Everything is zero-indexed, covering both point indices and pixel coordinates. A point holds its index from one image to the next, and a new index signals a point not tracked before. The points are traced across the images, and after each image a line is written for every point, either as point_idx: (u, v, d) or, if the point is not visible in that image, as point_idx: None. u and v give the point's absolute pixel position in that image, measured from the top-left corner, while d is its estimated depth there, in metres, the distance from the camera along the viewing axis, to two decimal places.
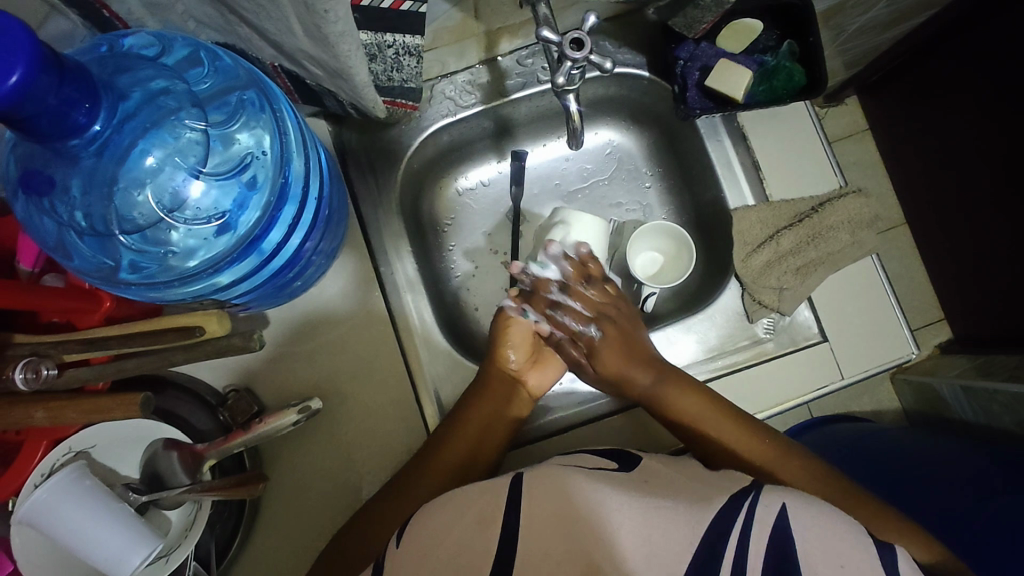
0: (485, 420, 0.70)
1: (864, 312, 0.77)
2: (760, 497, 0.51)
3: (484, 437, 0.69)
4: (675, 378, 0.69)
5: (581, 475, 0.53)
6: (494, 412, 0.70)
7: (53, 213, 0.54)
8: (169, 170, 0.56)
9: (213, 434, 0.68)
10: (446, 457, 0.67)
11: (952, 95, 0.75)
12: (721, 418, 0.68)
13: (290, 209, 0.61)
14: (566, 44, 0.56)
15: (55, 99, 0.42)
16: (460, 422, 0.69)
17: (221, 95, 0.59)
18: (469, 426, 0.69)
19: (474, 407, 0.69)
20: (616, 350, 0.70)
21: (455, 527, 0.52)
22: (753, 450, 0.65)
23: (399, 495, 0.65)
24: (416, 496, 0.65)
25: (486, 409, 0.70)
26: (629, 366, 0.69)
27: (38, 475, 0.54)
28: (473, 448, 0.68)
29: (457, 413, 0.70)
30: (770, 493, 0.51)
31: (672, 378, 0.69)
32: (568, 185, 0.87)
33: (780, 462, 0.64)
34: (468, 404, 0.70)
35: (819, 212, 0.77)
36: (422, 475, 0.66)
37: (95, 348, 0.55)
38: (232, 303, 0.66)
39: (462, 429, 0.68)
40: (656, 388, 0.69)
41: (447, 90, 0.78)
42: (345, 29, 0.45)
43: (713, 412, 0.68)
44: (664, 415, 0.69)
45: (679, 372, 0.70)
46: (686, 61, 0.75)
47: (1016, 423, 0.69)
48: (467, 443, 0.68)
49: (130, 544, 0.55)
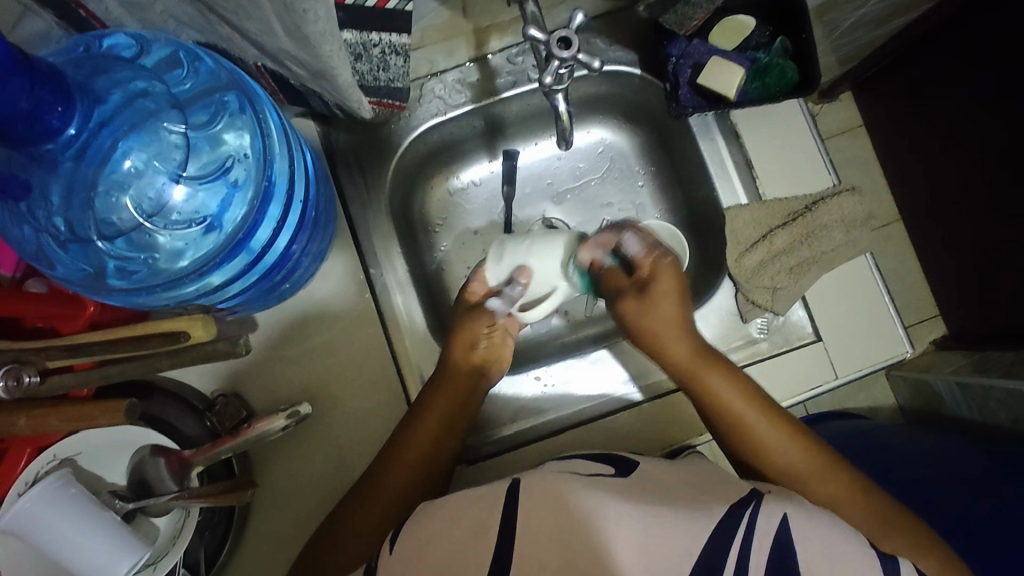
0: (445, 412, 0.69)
1: (858, 311, 0.76)
2: (760, 508, 0.51)
3: (443, 445, 0.68)
4: (713, 362, 0.68)
5: (576, 481, 0.52)
6: (450, 407, 0.70)
7: (32, 219, 0.53)
8: (150, 173, 0.56)
9: (202, 440, 0.66)
10: (395, 473, 0.65)
11: (947, 91, 0.74)
12: (753, 405, 0.65)
13: (275, 209, 0.60)
14: (553, 43, 0.55)
15: (26, 103, 0.41)
16: (423, 410, 0.68)
17: (203, 96, 0.57)
18: (430, 413, 0.68)
19: (435, 397, 0.69)
20: (671, 299, 0.70)
21: (444, 534, 0.51)
22: (777, 440, 0.63)
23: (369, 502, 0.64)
24: (381, 499, 0.64)
25: (444, 402, 0.69)
26: (673, 334, 0.69)
27: (23, 484, 0.53)
28: (434, 444, 0.68)
29: (420, 400, 0.69)
30: (770, 504, 0.52)
31: (712, 358, 0.69)
32: (560, 185, 0.86)
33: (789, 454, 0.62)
34: (428, 396, 0.69)
35: (813, 210, 0.76)
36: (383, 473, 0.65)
37: (79, 354, 0.53)
38: (218, 306, 0.65)
39: (423, 423, 0.68)
40: (691, 361, 0.69)
41: (437, 89, 0.77)
42: (326, 29, 0.44)
43: (748, 399, 0.66)
44: (699, 394, 0.68)
45: (714, 352, 0.69)
46: (679, 58, 0.73)
47: (1012, 420, 0.68)
48: (431, 440, 0.68)
49: (117, 552, 0.54)
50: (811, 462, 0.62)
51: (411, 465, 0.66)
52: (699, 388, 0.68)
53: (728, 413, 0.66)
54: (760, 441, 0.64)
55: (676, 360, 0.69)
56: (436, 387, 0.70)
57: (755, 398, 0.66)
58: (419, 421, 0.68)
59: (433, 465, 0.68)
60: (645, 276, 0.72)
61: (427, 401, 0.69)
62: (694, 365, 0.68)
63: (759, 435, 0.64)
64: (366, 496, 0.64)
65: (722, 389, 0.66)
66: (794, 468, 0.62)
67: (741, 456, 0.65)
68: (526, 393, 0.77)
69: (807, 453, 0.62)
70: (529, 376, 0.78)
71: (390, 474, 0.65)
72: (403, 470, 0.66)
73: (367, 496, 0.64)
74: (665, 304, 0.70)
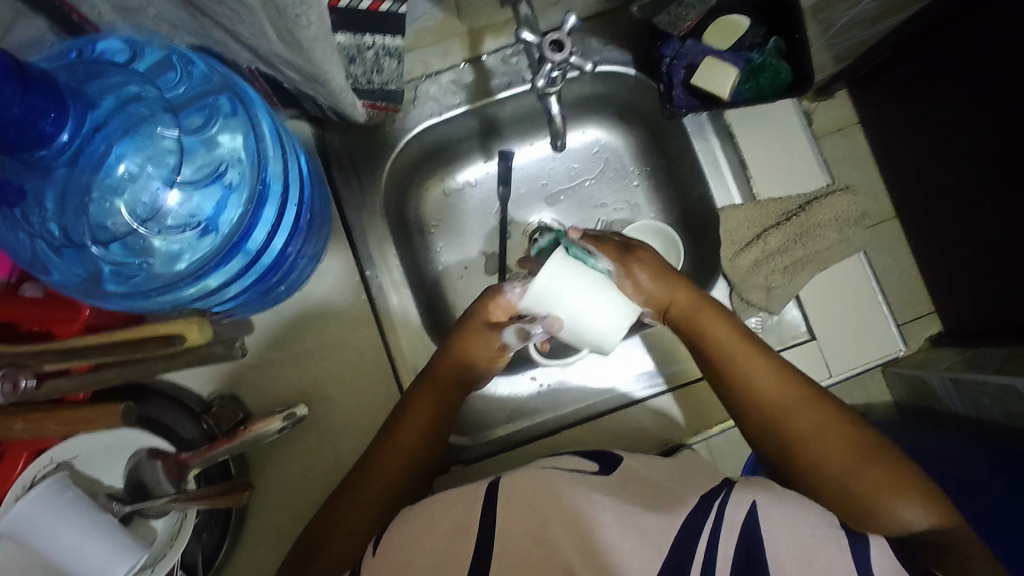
0: (430, 420, 0.67)
1: (853, 310, 0.76)
2: (730, 497, 0.51)
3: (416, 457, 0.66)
4: (705, 305, 0.68)
5: (564, 476, 0.53)
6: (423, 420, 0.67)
7: (26, 225, 0.53)
8: (144, 177, 0.55)
9: (198, 442, 0.67)
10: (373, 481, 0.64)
11: (939, 88, 0.74)
12: (762, 357, 0.64)
13: (270, 210, 0.60)
14: (545, 46, 0.56)
15: (19, 109, 0.41)
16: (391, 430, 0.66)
17: (196, 100, 0.58)
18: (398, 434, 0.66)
19: (405, 413, 0.67)
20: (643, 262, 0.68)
21: (436, 529, 0.51)
22: (786, 394, 0.62)
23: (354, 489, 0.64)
24: (369, 493, 0.64)
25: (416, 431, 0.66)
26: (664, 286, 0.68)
27: (20, 487, 0.53)
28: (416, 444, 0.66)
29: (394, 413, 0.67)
30: (745, 487, 0.53)
31: (710, 308, 0.68)
32: (555, 185, 0.87)
33: (805, 418, 0.61)
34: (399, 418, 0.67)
35: (807, 210, 0.76)
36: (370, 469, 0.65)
37: (75, 357, 0.53)
38: (213, 312, 0.66)
39: (395, 442, 0.66)
40: (688, 309, 0.68)
41: (431, 91, 0.77)
42: (319, 33, 0.44)
43: (749, 348, 0.65)
44: (697, 343, 0.67)
45: (713, 301, 0.69)
46: (672, 58, 0.74)
47: (1006, 417, 0.68)
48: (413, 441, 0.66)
49: (113, 555, 0.55)
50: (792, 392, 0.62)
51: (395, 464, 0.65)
52: (697, 335, 0.67)
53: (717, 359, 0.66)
54: (756, 384, 0.63)
55: (675, 307, 0.68)
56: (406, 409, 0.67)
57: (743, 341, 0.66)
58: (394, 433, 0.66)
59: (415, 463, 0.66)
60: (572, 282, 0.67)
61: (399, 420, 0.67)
62: (691, 310, 0.67)
63: (770, 389, 0.63)
64: (356, 488, 0.64)
65: (714, 330, 0.66)
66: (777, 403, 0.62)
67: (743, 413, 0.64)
68: (523, 392, 0.77)
69: (789, 386, 0.62)
70: (525, 375, 0.77)
71: (370, 482, 0.64)
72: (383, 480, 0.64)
73: (342, 511, 0.63)
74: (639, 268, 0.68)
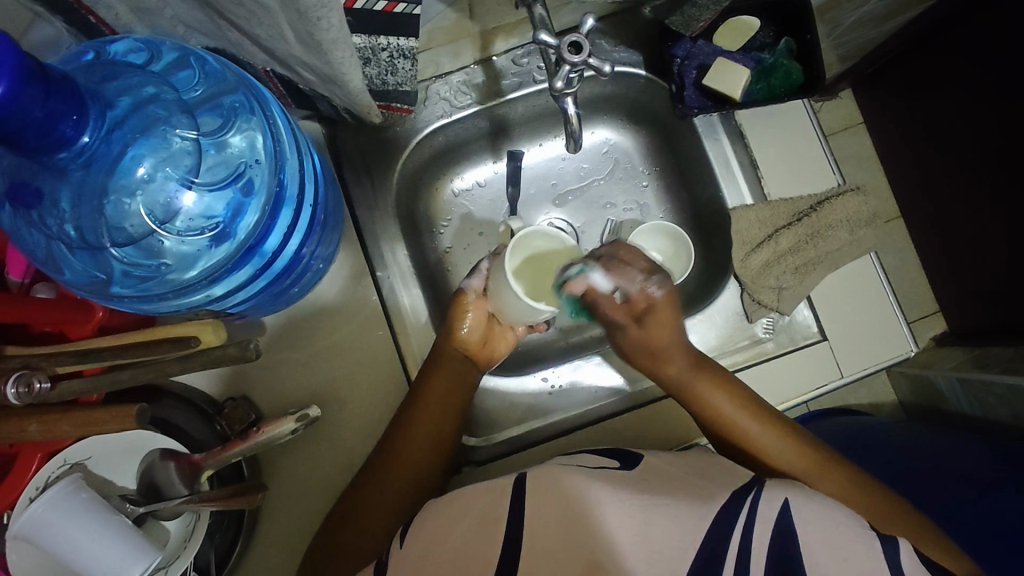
0: (439, 410, 0.68)
1: (864, 310, 0.76)
2: (762, 493, 0.53)
3: (429, 464, 0.67)
4: (709, 372, 0.67)
5: (581, 473, 0.54)
6: (435, 412, 0.67)
7: (42, 226, 0.53)
8: (160, 180, 0.55)
9: (209, 443, 0.67)
10: (389, 490, 0.64)
11: (947, 88, 0.75)
12: (768, 423, 0.65)
13: (286, 215, 0.60)
14: (564, 47, 0.56)
15: (41, 112, 0.41)
16: (403, 433, 0.66)
17: (212, 100, 0.57)
18: (405, 438, 0.66)
19: (412, 412, 0.67)
20: (668, 328, 0.66)
21: (454, 530, 0.52)
22: (793, 457, 0.62)
23: (362, 503, 0.63)
24: (384, 502, 0.64)
25: (422, 436, 0.66)
26: (675, 351, 0.67)
27: (33, 488, 0.54)
28: (433, 443, 0.67)
29: (400, 414, 0.68)
30: (771, 489, 0.54)
31: (713, 373, 0.67)
32: (564, 185, 0.86)
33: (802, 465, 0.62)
34: (409, 420, 0.67)
35: (818, 210, 0.76)
36: (383, 474, 0.65)
37: (87, 360, 0.54)
38: (227, 312, 0.65)
39: (403, 446, 0.66)
40: (689, 377, 0.67)
41: (442, 91, 0.77)
42: (338, 36, 0.44)
43: (753, 415, 0.65)
44: (699, 409, 0.67)
45: (714, 366, 0.68)
46: (683, 59, 0.74)
47: (1012, 415, 0.69)
48: (424, 443, 0.66)
49: (130, 556, 0.54)
50: (801, 459, 0.62)
51: (409, 467, 0.65)
52: (698, 402, 0.67)
53: (727, 424, 0.66)
54: (761, 450, 0.64)
55: (675, 376, 0.68)
56: (411, 407, 0.67)
57: (751, 407, 0.66)
58: (401, 437, 0.66)
59: (428, 467, 0.66)
60: (639, 309, 0.66)
61: (407, 418, 0.67)
62: (692, 378, 0.67)
63: (780, 457, 0.63)
64: (370, 498, 0.64)
65: (718, 399, 0.66)
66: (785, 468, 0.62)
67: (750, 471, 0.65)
68: (533, 391, 0.77)
69: (798, 454, 0.62)
70: (536, 376, 0.78)
71: (381, 491, 0.64)
72: (396, 485, 0.64)
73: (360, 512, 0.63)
74: (665, 333, 0.66)
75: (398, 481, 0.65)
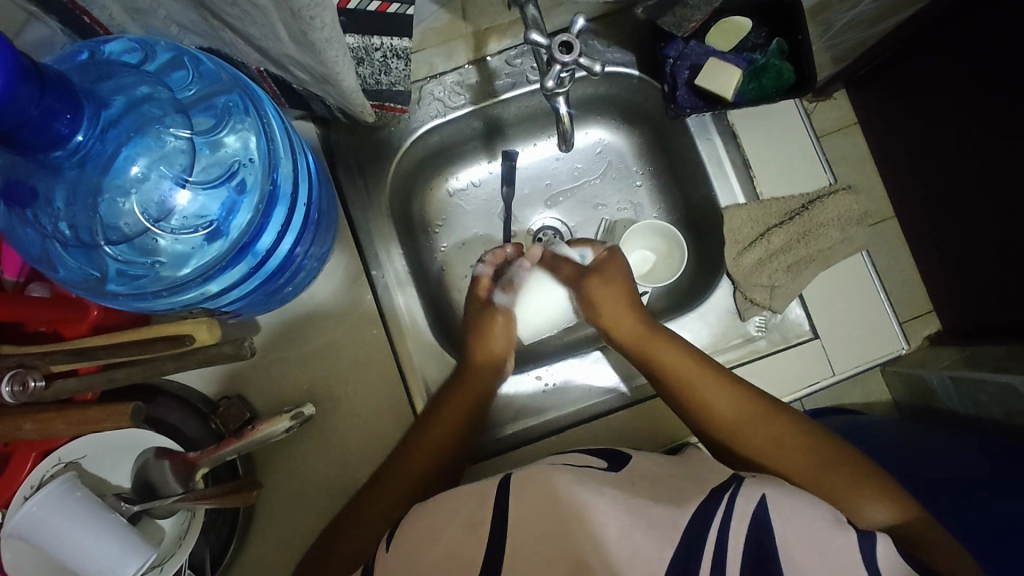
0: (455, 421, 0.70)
1: (855, 309, 0.77)
2: (740, 489, 0.53)
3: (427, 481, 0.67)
4: (656, 330, 0.71)
5: (572, 475, 0.54)
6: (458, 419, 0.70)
7: (37, 224, 0.54)
8: (155, 178, 0.55)
9: (205, 441, 0.67)
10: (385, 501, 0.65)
11: (938, 88, 0.75)
12: (720, 385, 0.67)
13: (279, 213, 0.61)
14: (555, 47, 0.56)
15: (36, 110, 0.41)
16: (411, 446, 0.68)
17: (207, 99, 0.58)
18: (415, 453, 0.68)
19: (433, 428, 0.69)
20: (608, 290, 0.74)
21: (445, 532, 0.53)
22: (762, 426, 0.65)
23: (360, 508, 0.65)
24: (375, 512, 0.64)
25: (432, 449, 0.68)
26: (621, 315, 0.73)
27: (29, 487, 0.53)
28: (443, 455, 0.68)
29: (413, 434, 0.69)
30: (750, 485, 0.54)
31: (661, 335, 0.71)
32: (558, 186, 0.87)
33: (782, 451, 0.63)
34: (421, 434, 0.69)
35: (810, 209, 0.77)
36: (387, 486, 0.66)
37: (83, 359, 0.53)
38: (221, 310, 0.66)
39: (410, 462, 0.67)
40: (639, 340, 0.71)
41: (436, 91, 0.77)
42: (332, 35, 0.44)
43: (707, 374, 0.68)
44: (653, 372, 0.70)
45: (665, 329, 0.72)
46: (675, 59, 0.74)
47: (1005, 414, 0.69)
48: (428, 458, 0.68)
49: (124, 555, 0.54)
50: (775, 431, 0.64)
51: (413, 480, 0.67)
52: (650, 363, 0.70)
53: (693, 397, 0.67)
54: (713, 407, 0.66)
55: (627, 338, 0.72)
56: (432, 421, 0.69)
57: (705, 368, 0.68)
58: (410, 451, 0.68)
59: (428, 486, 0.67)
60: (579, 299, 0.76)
61: (418, 438, 0.68)
62: (641, 336, 0.71)
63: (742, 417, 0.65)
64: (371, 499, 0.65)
65: (669, 357, 0.69)
66: (757, 449, 0.64)
67: (718, 440, 0.67)
68: (525, 391, 0.78)
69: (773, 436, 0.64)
70: (530, 375, 0.78)
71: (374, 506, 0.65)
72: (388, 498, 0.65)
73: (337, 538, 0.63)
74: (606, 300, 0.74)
75: (396, 494, 0.66)
